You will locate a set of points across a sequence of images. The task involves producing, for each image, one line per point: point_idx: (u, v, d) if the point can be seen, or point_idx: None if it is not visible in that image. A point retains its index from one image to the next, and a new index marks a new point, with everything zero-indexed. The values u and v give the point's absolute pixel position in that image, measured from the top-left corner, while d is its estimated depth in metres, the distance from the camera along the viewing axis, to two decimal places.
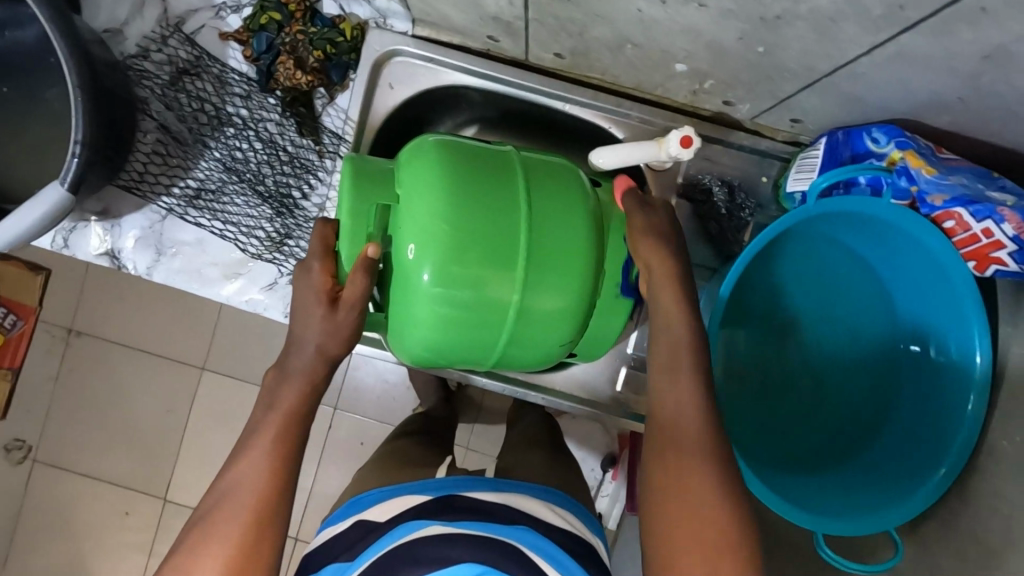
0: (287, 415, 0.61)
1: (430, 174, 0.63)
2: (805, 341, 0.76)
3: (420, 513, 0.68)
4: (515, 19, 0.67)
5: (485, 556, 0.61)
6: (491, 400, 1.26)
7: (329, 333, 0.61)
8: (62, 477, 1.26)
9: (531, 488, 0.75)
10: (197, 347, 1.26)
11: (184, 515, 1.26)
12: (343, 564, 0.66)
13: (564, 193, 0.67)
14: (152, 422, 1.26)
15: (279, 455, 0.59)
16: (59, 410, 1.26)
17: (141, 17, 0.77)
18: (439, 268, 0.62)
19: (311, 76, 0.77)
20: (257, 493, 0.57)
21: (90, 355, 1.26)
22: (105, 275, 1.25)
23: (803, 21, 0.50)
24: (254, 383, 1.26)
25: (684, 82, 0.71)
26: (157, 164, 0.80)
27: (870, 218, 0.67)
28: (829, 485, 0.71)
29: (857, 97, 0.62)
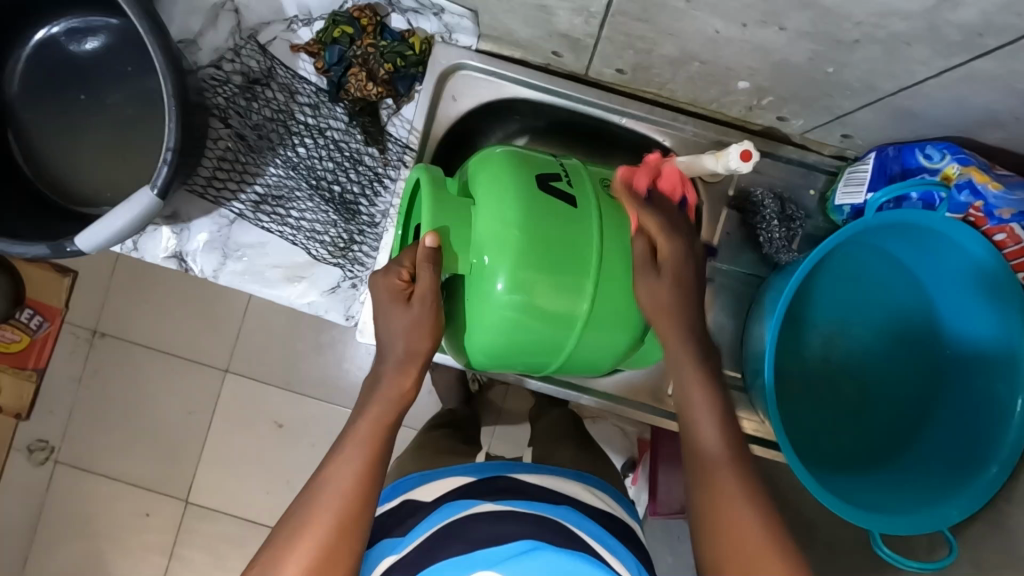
0: (381, 421, 0.60)
1: (504, 183, 0.65)
2: (852, 349, 0.79)
3: (466, 494, 0.70)
4: (585, 36, 0.70)
5: (535, 532, 0.61)
6: (512, 404, 1.27)
7: (422, 335, 0.61)
8: (85, 478, 1.27)
9: (571, 474, 0.78)
10: (223, 350, 1.28)
11: (206, 517, 1.27)
12: (390, 541, 0.67)
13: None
14: (177, 424, 1.28)
15: (370, 458, 0.58)
16: (84, 410, 1.27)
17: (215, 28, 0.80)
18: (512, 275, 0.63)
19: (381, 87, 0.80)
20: (347, 496, 0.55)
21: (117, 356, 1.27)
22: (137, 277, 1.27)
23: (878, 44, 0.54)
24: (282, 386, 1.28)
25: (741, 98, 0.75)
26: (227, 170, 0.83)
27: (921, 231, 0.70)
28: (877, 485, 0.74)
29: (915, 115, 0.65)
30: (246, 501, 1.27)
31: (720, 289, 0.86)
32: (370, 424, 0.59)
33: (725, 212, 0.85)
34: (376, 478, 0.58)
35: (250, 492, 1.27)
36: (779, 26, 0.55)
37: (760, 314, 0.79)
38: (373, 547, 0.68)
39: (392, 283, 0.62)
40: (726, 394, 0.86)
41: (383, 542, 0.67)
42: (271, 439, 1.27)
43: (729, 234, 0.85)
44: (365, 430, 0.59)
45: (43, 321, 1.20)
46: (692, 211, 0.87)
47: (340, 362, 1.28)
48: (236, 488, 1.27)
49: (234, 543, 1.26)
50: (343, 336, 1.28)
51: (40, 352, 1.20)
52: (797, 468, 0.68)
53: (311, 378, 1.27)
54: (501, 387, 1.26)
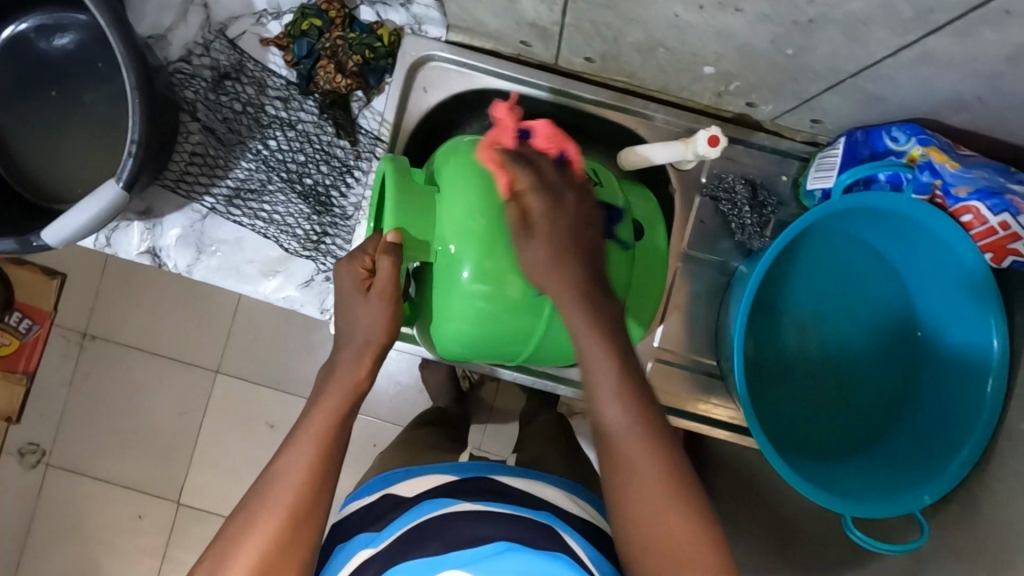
0: (336, 408, 0.59)
1: (469, 172, 0.65)
2: (826, 335, 0.78)
3: (447, 493, 0.70)
4: (552, 24, 0.70)
5: (512, 532, 0.60)
6: (502, 401, 1.27)
7: (380, 328, 0.61)
8: (75, 481, 1.27)
9: (553, 479, 0.78)
10: (211, 350, 1.28)
11: (197, 518, 1.27)
12: (367, 534, 0.67)
13: (598, 194, 0.71)
14: (167, 425, 1.28)
15: (323, 447, 0.57)
16: (74, 414, 1.27)
17: (185, 23, 0.80)
18: (478, 265, 0.63)
19: (350, 79, 0.80)
20: (301, 490, 0.55)
21: (104, 358, 1.27)
22: (121, 278, 1.27)
23: (835, 24, 0.54)
24: (269, 385, 1.28)
25: (710, 85, 0.75)
26: (199, 165, 0.83)
27: (890, 214, 0.70)
28: (851, 471, 0.74)
29: (879, 97, 0.65)
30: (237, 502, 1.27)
31: (697, 276, 0.86)
32: (325, 414, 0.58)
33: (700, 200, 0.84)
34: (332, 468, 0.57)
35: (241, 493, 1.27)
36: (736, 7, 0.55)
37: (735, 301, 0.78)
38: (349, 540, 0.68)
39: (355, 271, 0.61)
40: (701, 381, 0.86)
41: (358, 536, 0.67)
42: (260, 439, 1.27)
43: (704, 222, 0.85)
44: (321, 419, 0.58)
45: (31, 324, 1.24)
46: (669, 200, 0.87)
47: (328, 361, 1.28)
48: (227, 489, 1.27)
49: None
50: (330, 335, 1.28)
51: (30, 356, 1.24)
52: (768, 453, 0.68)
53: (298, 377, 1.27)
54: (490, 384, 1.26)
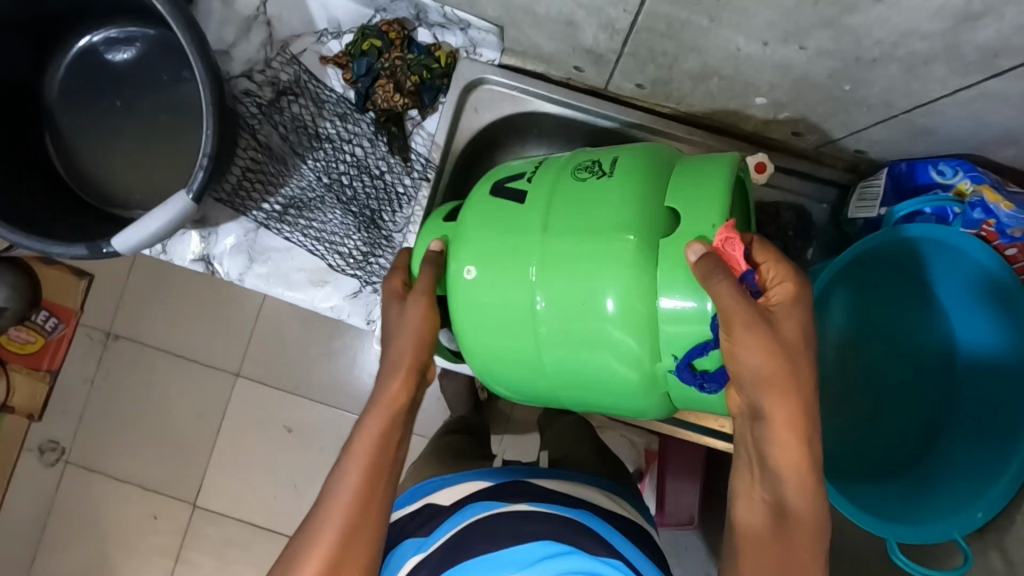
0: (380, 426, 0.58)
1: (475, 202, 0.61)
2: (866, 360, 0.80)
3: (489, 495, 0.69)
4: (609, 51, 0.72)
5: (552, 528, 0.63)
6: (520, 413, 1.28)
7: (414, 334, 0.61)
8: (93, 479, 1.28)
9: (588, 477, 0.78)
10: (233, 353, 1.30)
11: (212, 520, 1.28)
12: (417, 539, 0.68)
13: (608, 183, 0.55)
14: (186, 426, 1.29)
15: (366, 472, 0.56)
16: (93, 413, 1.29)
17: (247, 40, 0.84)
18: (483, 293, 0.58)
19: (407, 98, 0.83)
20: (350, 508, 0.54)
21: (129, 359, 1.29)
22: (148, 280, 1.29)
23: (896, 62, 0.56)
24: (290, 389, 1.29)
25: (758, 113, 0.77)
26: (254, 178, 0.85)
27: (933, 244, 0.72)
28: (889, 495, 0.76)
29: (928, 131, 0.67)
30: (252, 506, 1.28)
31: None
32: (369, 438, 0.58)
33: None
34: (377, 492, 0.56)
35: (258, 495, 1.28)
36: (800, 44, 0.57)
37: None
38: (397, 546, 0.69)
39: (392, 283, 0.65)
40: None
41: (406, 542, 0.68)
42: (279, 442, 1.28)
43: None
44: (366, 443, 0.57)
45: (57, 323, 1.26)
46: None
47: (349, 368, 1.29)
48: (243, 491, 1.28)
49: (240, 547, 1.27)
50: (353, 343, 1.30)
51: (54, 355, 1.26)
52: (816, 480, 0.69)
53: (319, 383, 1.29)
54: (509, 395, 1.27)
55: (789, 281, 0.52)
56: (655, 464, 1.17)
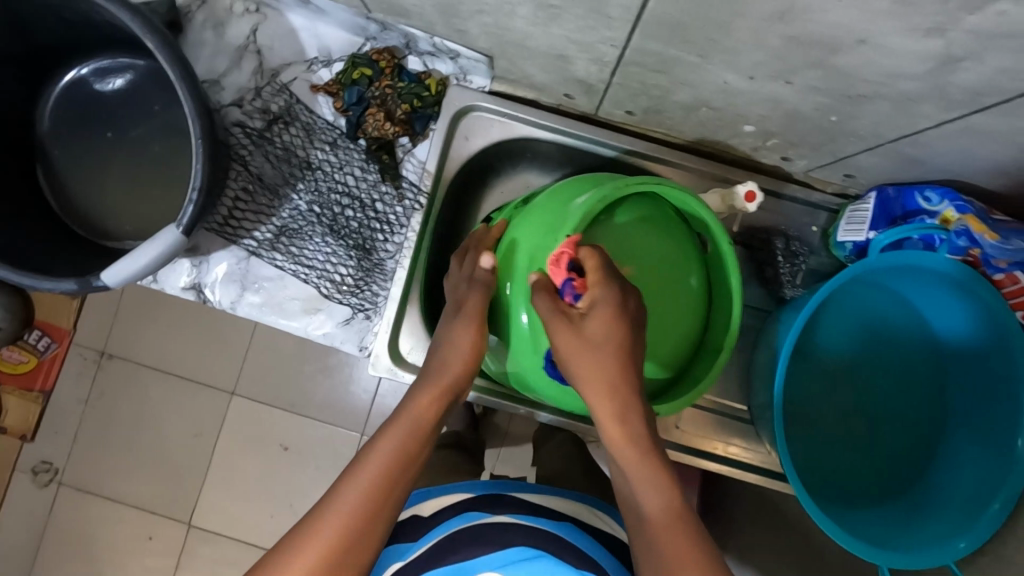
0: (409, 433, 0.60)
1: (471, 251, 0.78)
2: (859, 383, 0.80)
3: (471, 506, 0.70)
4: (600, 82, 0.73)
5: (535, 541, 0.64)
6: (517, 428, 1.28)
7: (467, 337, 0.65)
8: (87, 500, 1.27)
9: (572, 493, 0.78)
10: (227, 372, 1.29)
11: (209, 540, 1.27)
12: (401, 545, 0.68)
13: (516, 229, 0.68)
14: (180, 447, 1.28)
15: (386, 467, 0.57)
16: (87, 436, 1.27)
17: (238, 68, 0.83)
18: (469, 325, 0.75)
19: (398, 126, 0.83)
20: (369, 495, 0.55)
21: (123, 378, 1.28)
22: (142, 302, 1.29)
23: (883, 99, 0.56)
24: (285, 408, 1.29)
25: (748, 139, 0.77)
26: (245, 205, 0.85)
27: (919, 271, 0.73)
28: (883, 519, 0.75)
29: (916, 160, 0.67)
30: (247, 524, 1.27)
31: None
32: (397, 431, 0.60)
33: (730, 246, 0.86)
34: (393, 488, 0.57)
35: (252, 516, 1.27)
36: (787, 80, 0.58)
37: (767, 352, 0.81)
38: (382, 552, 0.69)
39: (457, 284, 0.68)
40: (731, 422, 0.88)
41: (390, 548, 0.68)
42: (274, 462, 1.28)
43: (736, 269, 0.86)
44: (390, 442, 0.59)
45: (49, 343, 1.24)
46: None
47: (346, 386, 1.29)
48: (239, 510, 1.27)
49: (234, 568, 1.26)
50: (349, 361, 1.30)
51: (48, 374, 1.25)
52: (805, 506, 0.69)
53: (315, 402, 1.29)
54: (506, 411, 1.27)
55: (594, 280, 0.54)
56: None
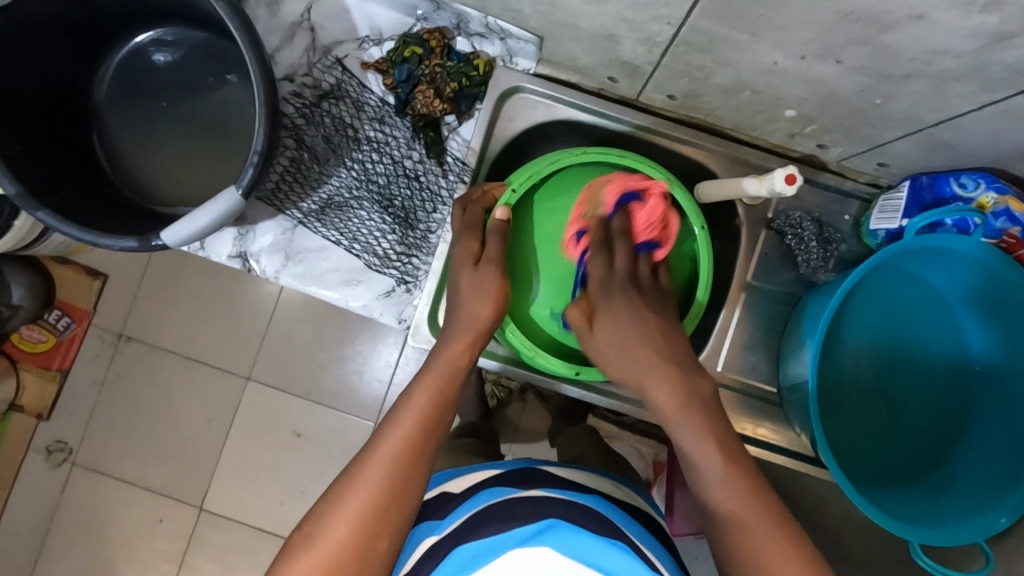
0: (434, 389, 0.62)
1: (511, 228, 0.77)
2: (891, 369, 0.80)
3: (499, 482, 0.70)
4: (645, 64, 0.75)
5: (571, 512, 0.62)
6: (529, 421, 1.28)
7: (485, 301, 0.67)
8: (101, 480, 1.28)
9: (599, 473, 0.79)
10: (244, 356, 1.30)
11: (220, 524, 1.28)
12: (431, 523, 0.67)
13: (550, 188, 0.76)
14: (196, 430, 1.29)
15: (420, 425, 0.59)
16: (103, 414, 1.29)
17: (291, 45, 0.86)
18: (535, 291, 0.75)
19: (446, 104, 0.85)
20: (400, 454, 0.57)
21: (141, 361, 1.29)
22: (163, 283, 1.30)
23: (927, 79, 0.59)
24: (302, 394, 1.30)
25: (785, 126, 0.80)
26: (293, 177, 0.87)
27: (950, 254, 0.75)
28: (919, 499, 0.77)
29: (952, 146, 0.70)
30: (260, 511, 1.28)
31: (759, 305, 0.89)
32: (428, 390, 0.61)
33: (763, 233, 0.88)
34: (428, 444, 0.59)
35: (263, 503, 1.28)
36: (835, 59, 0.60)
37: (799, 338, 0.81)
38: (413, 532, 0.68)
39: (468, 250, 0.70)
40: (758, 404, 0.89)
41: (421, 526, 0.67)
42: (289, 448, 1.29)
43: (766, 255, 0.88)
44: (421, 399, 0.61)
45: (70, 322, 1.25)
46: (731, 231, 0.90)
47: (360, 374, 1.30)
48: (252, 496, 1.28)
49: (244, 552, 1.27)
50: (363, 349, 1.30)
51: (66, 354, 1.25)
52: (851, 495, 0.70)
53: (333, 387, 1.30)
54: (518, 404, 1.28)
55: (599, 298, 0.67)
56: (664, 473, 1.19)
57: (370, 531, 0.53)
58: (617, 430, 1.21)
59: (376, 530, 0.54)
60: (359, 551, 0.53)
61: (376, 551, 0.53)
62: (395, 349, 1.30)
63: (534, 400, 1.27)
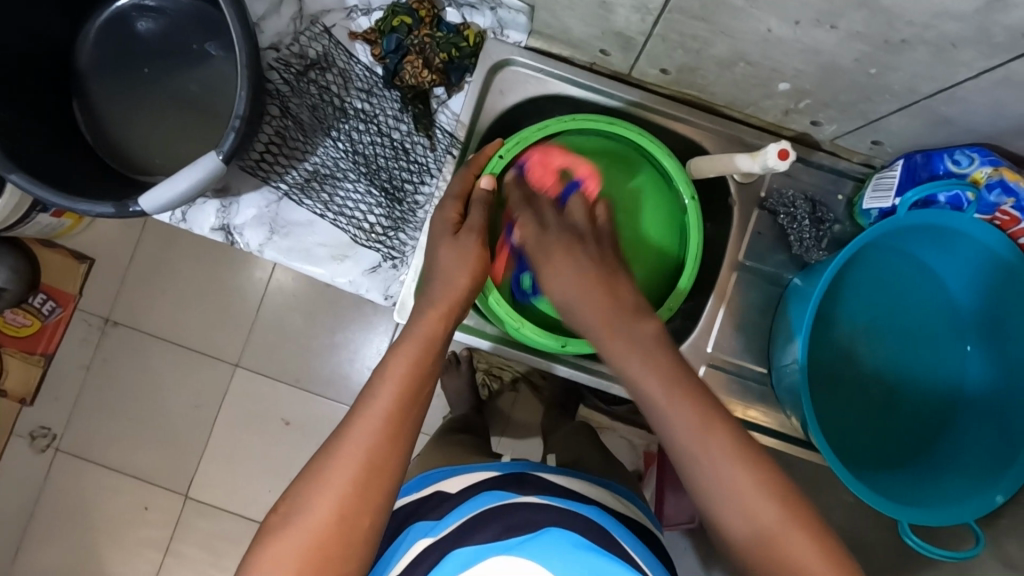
0: (417, 357, 0.59)
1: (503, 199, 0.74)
2: (883, 348, 0.80)
3: (496, 486, 0.69)
4: (638, 34, 0.74)
5: (573, 520, 0.61)
6: (521, 414, 1.26)
7: (465, 271, 0.64)
8: (83, 468, 1.25)
9: (594, 479, 0.78)
10: (232, 344, 1.28)
11: (205, 512, 1.26)
12: (425, 524, 0.65)
13: (541, 158, 0.74)
14: (182, 417, 1.27)
15: (398, 400, 0.56)
16: (87, 400, 1.26)
17: (277, 13, 0.84)
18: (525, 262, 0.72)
19: (435, 75, 0.84)
20: (383, 428, 0.55)
21: (126, 346, 1.27)
22: (148, 268, 1.27)
23: (926, 45, 0.58)
24: (288, 382, 1.28)
25: (780, 102, 0.78)
26: (279, 147, 0.85)
27: (944, 230, 0.74)
28: (912, 480, 0.77)
29: (948, 119, 0.69)
30: (246, 500, 1.26)
31: (752, 286, 0.88)
32: (406, 362, 0.58)
33: (757, 212, 0.87)
34: (409, 419, 0.56)
35: (252, 491, 1.26)
36: (832, 25, 0.59)
37: (791, 319, 0.80)
38: (406, 530, 0.66)
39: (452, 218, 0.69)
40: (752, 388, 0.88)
41: (416, 525, 0.66)
42: (277, 435, 1.27)
43: (760, 234, 0.87)
44: (399, 372, 0.57)
45: (54, 307, 1.23)
46: (725, 211, 0.89)
47: (349, 362, 1.28)
48: (238, 484, 1.26)
49: (231, 541, 1.25)
50: (353, 337, 1.29)
51: (51, 336, 1.23)
52: (845, 479, 0.69)
53: (321, 374, 1.28)
54: (508, 393, 1.27)
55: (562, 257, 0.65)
56: (655, 465, 1.17)
57: (352, 509, 0.52)
58: (607, 420, 1.20)
59: (359, 507, 0.53)
60: (343, 528, 0.52)
61: (359, 531, 0.52)
62: (385, 337, 1.29)
63: (525, 390, 1.26)
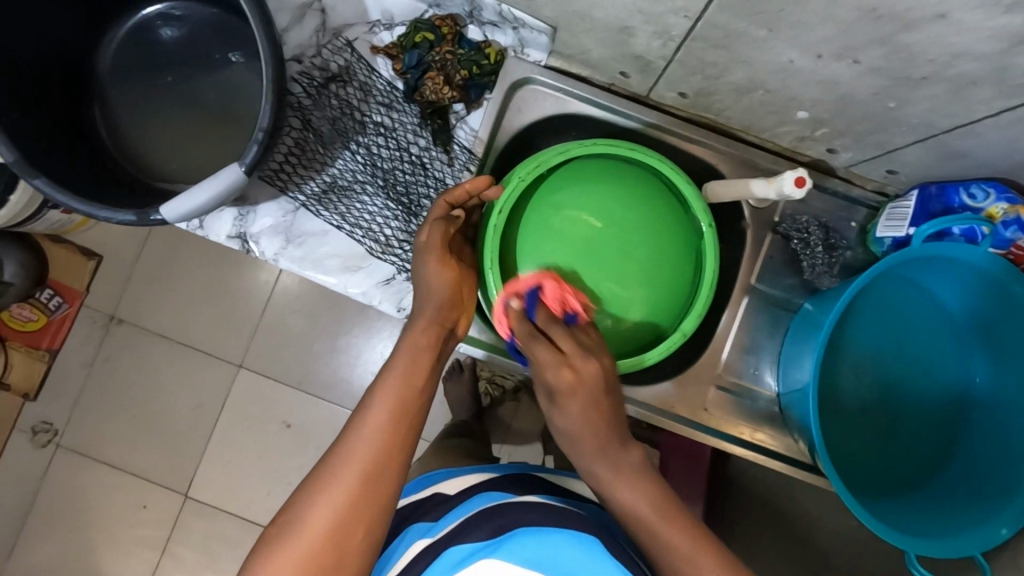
0: (417, 372, 0.60)
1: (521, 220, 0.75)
2: (888, 376, 0.80)
3: (492, 487, 0.68)
4: (658, 59, 0.74)
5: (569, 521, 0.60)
6: (521, 422, 1.26)
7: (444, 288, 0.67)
8: (85, 464, 1.25)
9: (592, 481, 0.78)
10: (236, 344, 1.28)
11: (204, 513, 1.26)
12: (423, 524, 0.66)
13: (558, 179, 0.75)
14: (185, 416, 1.27)
15: (398, 408, 0.58)
16: (91, 397, 1.26)
17: (300, 26, 0.84)
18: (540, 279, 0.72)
19: (455, 91, 0.84)
20: (383, 437, 0.56)
21: (130, 344, 1.27)
22: (155, 267, 1.27)
23: (945, 83, 0.59)
24: (293, 384, 1.28)
25: (796, 128, 0.79)
26: (297, 158, 0.86)
27: (954, 261, 0.74)
28: (911, 507, 0.78)
29: (963, 153, 0.69)
30: (247, 501, 1.26)
31: (765, 310, 0.88)
32: (401, 376, 0.60)
33: (769, 236, 0.87)
34: (405, 430, 0.57)
35: (251, 492, 1.26)
36: (853, 59, 0.60)
37: (800, 345, 0.80)
38: (407, 529, 0.67)
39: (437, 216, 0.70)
40: (757, 408, 0.88)
41: (414, 525, 0.66)
42: (279, 437, 1.27)
43: (773, 257, 0.87)
44: (400, 381, 0.59)
45: (61, 302, 1.23)
46: (738, 232, 0.89)
47: (354, 366, 1.29)
48: (238, 485, 1.26)
49: (229, 543, 1.25)
50: (358, 341, 1.29)
51: (55, 334, 1.23)
52: (856, 510, 0.69)
53: (325, 378, 1.28)
54: (510, 403, 1.26)
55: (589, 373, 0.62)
56: None
57: (352, 514, 0.52)
58: None
59: (356, 517, 0.52)
60: (340, 536, 0.51)
61: (356, 539, 0.52)
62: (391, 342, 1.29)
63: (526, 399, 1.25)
